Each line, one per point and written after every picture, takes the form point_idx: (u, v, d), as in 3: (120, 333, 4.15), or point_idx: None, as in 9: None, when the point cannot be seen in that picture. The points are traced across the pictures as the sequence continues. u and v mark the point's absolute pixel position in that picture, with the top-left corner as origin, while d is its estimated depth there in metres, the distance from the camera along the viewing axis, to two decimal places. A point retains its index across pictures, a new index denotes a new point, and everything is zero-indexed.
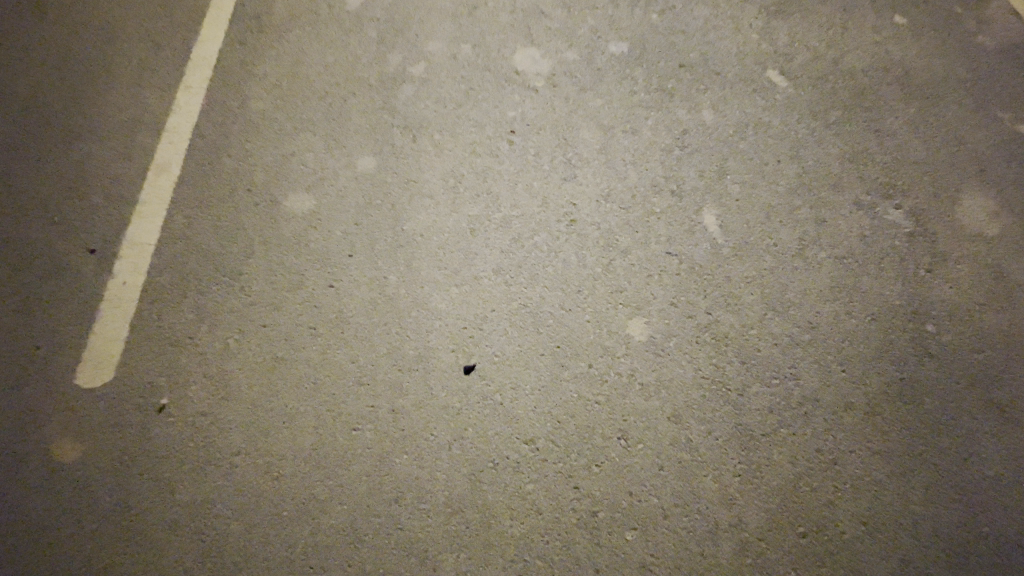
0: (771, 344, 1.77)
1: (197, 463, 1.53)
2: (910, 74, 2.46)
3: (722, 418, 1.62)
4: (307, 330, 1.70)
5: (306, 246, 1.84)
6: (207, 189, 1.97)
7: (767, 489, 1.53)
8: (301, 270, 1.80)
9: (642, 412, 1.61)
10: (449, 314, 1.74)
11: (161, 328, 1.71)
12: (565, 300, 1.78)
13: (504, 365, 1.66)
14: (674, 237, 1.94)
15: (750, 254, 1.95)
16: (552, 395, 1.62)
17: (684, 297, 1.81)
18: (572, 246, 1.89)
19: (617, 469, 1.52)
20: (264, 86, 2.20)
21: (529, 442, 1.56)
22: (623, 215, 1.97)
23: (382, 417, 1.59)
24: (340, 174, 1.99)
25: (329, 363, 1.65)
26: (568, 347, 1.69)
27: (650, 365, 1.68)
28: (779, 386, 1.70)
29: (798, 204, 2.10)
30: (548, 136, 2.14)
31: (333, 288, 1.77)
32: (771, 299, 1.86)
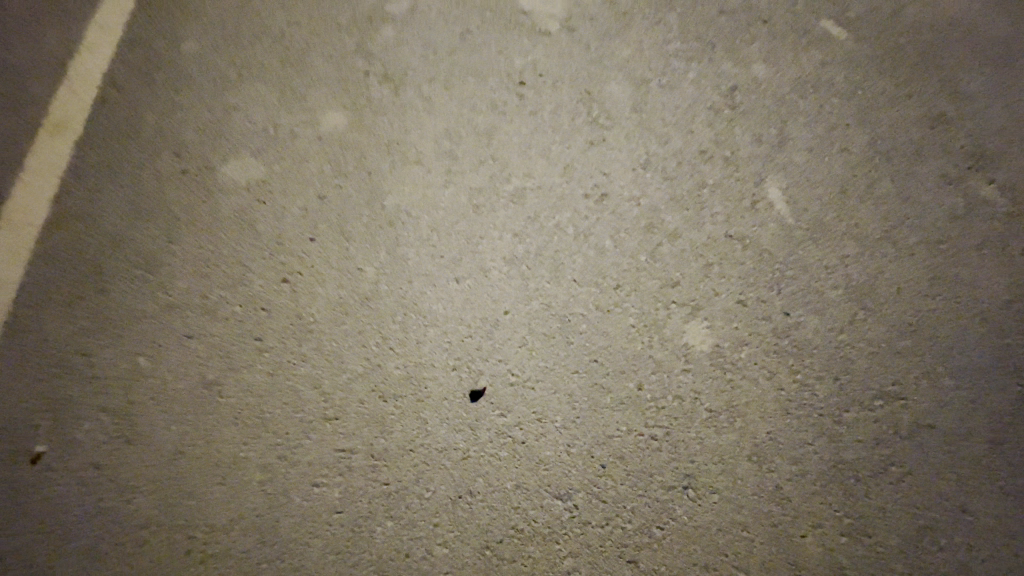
0: (866, 354, 1.37)
1: (98, 536, 1.08)
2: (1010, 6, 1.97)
3: (816, 455, 1.22)
4: (251, 343, 1.23)
5: (253, 228, 1.36)
6: (118, 153, 1.47)
7: (879, 552, 1.16)
8: (244, 260, 1.32)
9: (712, 450, 1.19)
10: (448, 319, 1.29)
11: (43, 343, 1.23)
12: (601, 299, 1.35)
13: (524, 388, 1.23)
14: (734, 216, 1.52)
15: (826, 237, 1.54)
16: (591, 430, 1.20)
17: (753, 293, 1.40)
18: (605, 228, 1.45)
19: (683, 533, 1.13)
20: (196, 19, 1.67)
21: (562, 497, 1.15)
22: (668, 189, 1.54)
23: (358, 465, 1.14)
24: (299, 135, 1.52)
25: (282, 390, 1.19)
26: (607, 364, 1.27)
27: (717, 386, 1.26)
28: (882, 409, 1.30)
29: (878, 176, 1.69)
30: (568, 88, 1.68)
31: (288, 285, 1.29)
32: (860, 295, 1.45)
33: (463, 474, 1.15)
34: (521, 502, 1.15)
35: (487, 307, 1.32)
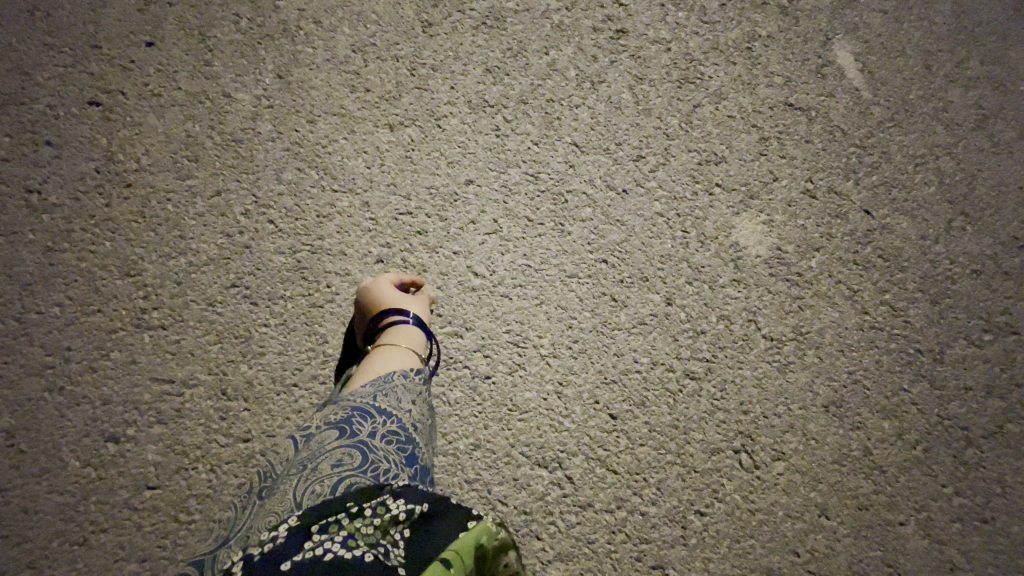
0: (971, 271, 0.98)
1: None
2: None
3: (916, 407, 0.83)
4: (17, 207, 0.70)
5: (41, 18, 0.81)
6: None
7: (1007, 546, 0.79)
8: (25, 68, 0.78)
9: (776, 398, 0.79)
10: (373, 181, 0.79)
11: None
12: (615, 172, 0.89)
13: (494, 297, 0.78)
14: (796, 78, 1.08)
15: (917, 119, 1.11)
16: (596, 363, 0.77)
17: (826, 183, 0.98)
18: (621, 74, 0.97)
19: (735, 523, 0.73)
20: None
21: (548, 466, 0.72)
22: (709, 32, 1.07)
23: (198, 412, 0.64)
24: None
25: (68, 278, 0.68)
26: (623, 265, 0.83)
27: (780, 305, 0.85)
28: (998, 348, 0.92)
29: (987, 41, 1.23)
30: None
31: (99, 110, 0.76)
32: (961, 195, 1.05)
33: None
34: (479, 473, 0.71)
35: (438, 169, 0.82)
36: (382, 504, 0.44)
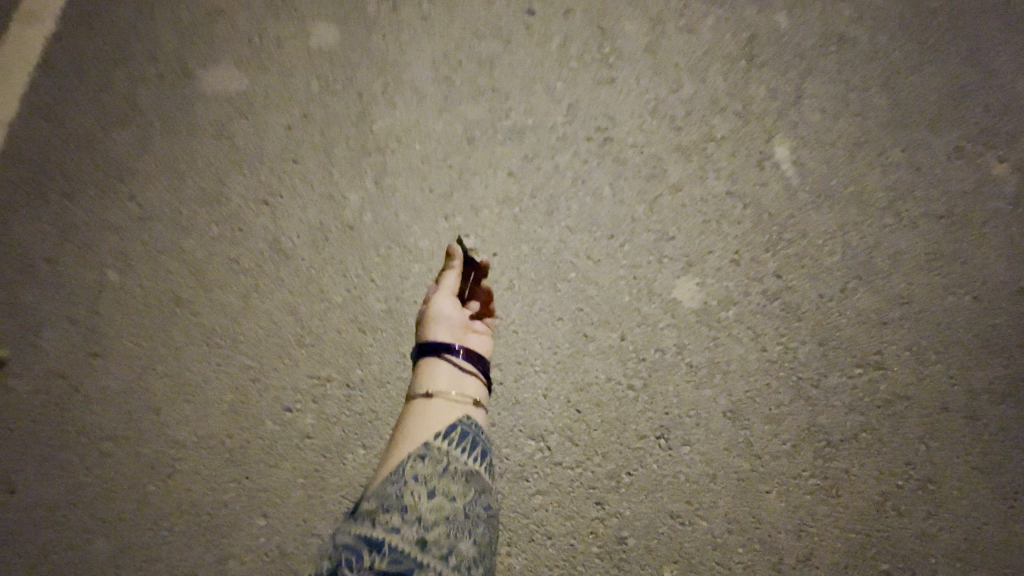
0: (853, 321, 1.36)
1: (53, 445, 1.04)
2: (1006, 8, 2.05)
3: (792, 416, 1.22)
4: (226, 265, 1.18)
5: (232, 142, 1.29)
6: (92, 54, 1.37)
7: (845, 512, 1.17)
8: (224, 175, 1.25)
9: (690, 404, 1.21)
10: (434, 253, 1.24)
11: (11, 248, 1.17)
12: (593, 247, 1.32)
13: (508, 331, 1.24)
14: (739, 173, 1.47)
15: (832, 203, 1.50)
16: (570, 376, 1.21)
17: (750, 254, 1.38)
18: (605, 173, 1.40)
19: (653, 481, 1.14)
20: None
21: (535, 438, 1.16)
22: (674, 137, 1.47)
23: (331, 394, 1.10)
24: (284, 45, 1.40)
25: (260, 312, 1.15)
26: (594, 313, 1.26)
27: (700, 341, 1.27)
28: (863, 378, 1.30)
29: (891, 144, 1.64)
30: (580, 22, 1.56)
31: (268, 204, 1.23)
32: (855, 264, 1.44)
33: None
34: (494, 441, 1.16)
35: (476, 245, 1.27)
36: None
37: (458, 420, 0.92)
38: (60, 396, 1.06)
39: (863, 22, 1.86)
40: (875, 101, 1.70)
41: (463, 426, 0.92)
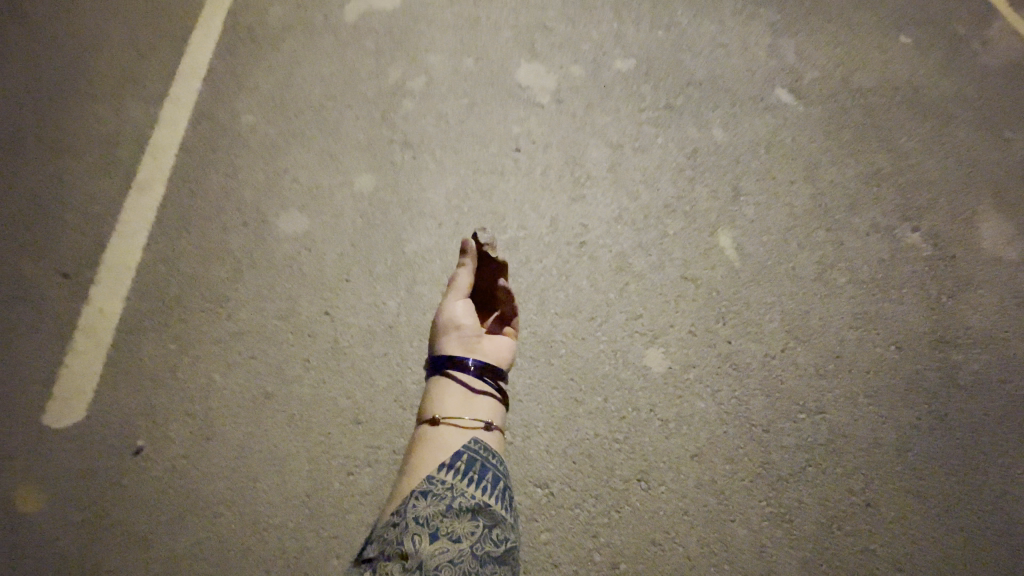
0: (795, 374, 1.69)
1: (179, 511, 1.37)
2: (915, 97, 2.45)
3: (747, 456, 1.56)
4: (300, 363, 1.56)
5: (301, 269, 1.72)
6: (194, 209, 1.84)
7: (797, 533, 1.47)
8: (296, 295, 1.67)
9: (662, 451, 1.56)
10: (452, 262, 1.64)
11: (139, 361, 1.54)
12: (578, 328, 1.72)
13: (517, 400, 1.61)
14: (690, 261, 1.87)
15: (769, 278, 1.87)
16: (567, 433, 1.57)
17: (703, 325, 1.77)
18: (583, 270, 1.82)
19: (638, 515, 1.48)
20: (257, 102, 2.08)
21: (543, 486, 1.50)
22: (636, 237, 1.90)
23: (383, 459, 1.45)
24: (336, 192, 1.88)
25: (325, 398, 1.51)
26: (581, 382, 1.65)
27: (667, 399, 1.64)
28: (806, 422, 1.61)
29: (817, 226, 2.02)
30: (556, 154, 2.04)
31: (329, 315, 1.64)
32: (794, 327, 1.79)
33: None
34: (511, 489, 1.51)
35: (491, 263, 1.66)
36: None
37: (462, 450, 1.23)
38: (182, 472, 1.41)
39: (790, 124, 2.27)
40: (803, 191, 2.10)
41: (467, 457, 1.21)
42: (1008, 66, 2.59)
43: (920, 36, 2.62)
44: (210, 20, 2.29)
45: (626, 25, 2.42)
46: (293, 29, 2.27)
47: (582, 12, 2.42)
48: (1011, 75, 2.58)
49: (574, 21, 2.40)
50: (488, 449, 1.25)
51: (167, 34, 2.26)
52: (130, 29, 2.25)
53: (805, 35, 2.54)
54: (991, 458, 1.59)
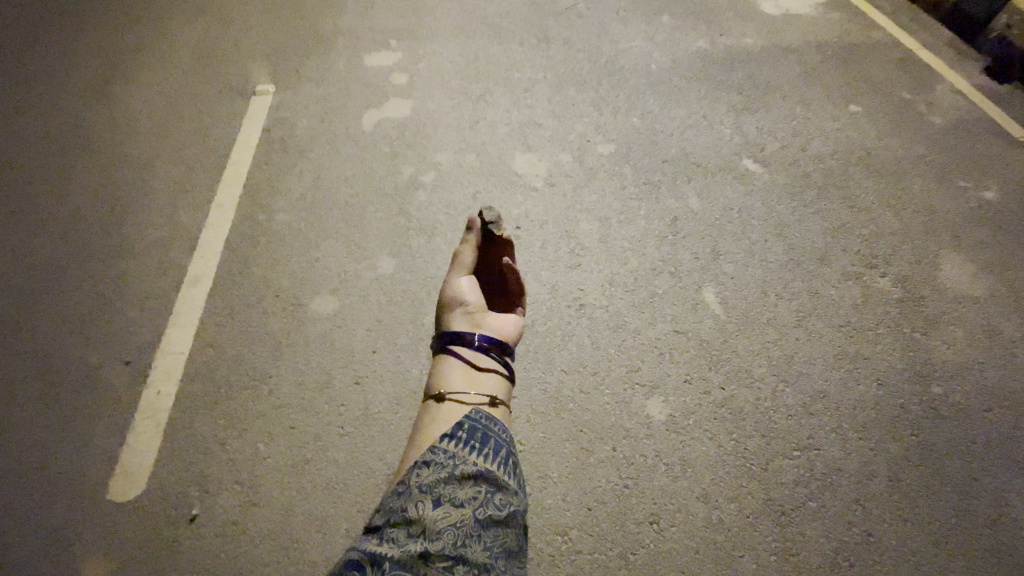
0: (786, 415, 1.87)
1: (231, 571, 1.55)
2: (871, 153, 2.71)
3: (750, 494, 1.72)
4: (337, 431, 1.78)
5: (335, 345, 1.96)
6: (238, 297, 2.09)
7: (801, 564, 1.61)
8: (330, 370, 1.90)
9: (670, 494, 1.71)
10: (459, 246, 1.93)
11: (193, 436, 1.76)
12: (583, 383, 1.91)
13: (532, 453, 1.78)
14: (680, 316, 2.08)
15: (753, 327, 2.07)
16: (581, 482, 1.73)
17: (698, 374, 1.94)
18: (584, 329, 2.03)
19: (653, 557, 1.62)
20: (290, 201, 2.40)
21: (562, 533, 1.65)
22: (628, 297, 2.12)
23: None
24: (362, 276, 2.15)
25: (360, 460, 1.73)
26: (591, 433, 1.81)
27: (670, 445, 1.80)
28: (801, 458, 1.78)
29: (792, 277, 2.22)
30: (552, 230, 2.32)
31: (360, 386, 1.87)
32: (780, 371, 1.96)
33: None
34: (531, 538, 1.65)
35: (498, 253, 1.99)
36: (416, 558, 1.14)
37: (463, 421, 1.45)
38: (234, 535, 1.60)
39: (758, 188, 2.53)
40: (778, 245, 2.33)
41: (467, 426, 1.44)
42: (952, 125, 2.88)
43: (868, 102, 2.96)
44: (247, 134, 2.67)
45: (604, 116, 2.79)
46: (320, 138, 2.65)
47: (566, 108, 2.82)
48: (957, 132, 2.85)
49: (559, 116, 2.78)
50: (490, 418, 1.50)
51: (210, 146, 2.62)
52: (179, 145, 2.62)
53: (764, 110, 2.87)
54: (979, 482, 1.75)
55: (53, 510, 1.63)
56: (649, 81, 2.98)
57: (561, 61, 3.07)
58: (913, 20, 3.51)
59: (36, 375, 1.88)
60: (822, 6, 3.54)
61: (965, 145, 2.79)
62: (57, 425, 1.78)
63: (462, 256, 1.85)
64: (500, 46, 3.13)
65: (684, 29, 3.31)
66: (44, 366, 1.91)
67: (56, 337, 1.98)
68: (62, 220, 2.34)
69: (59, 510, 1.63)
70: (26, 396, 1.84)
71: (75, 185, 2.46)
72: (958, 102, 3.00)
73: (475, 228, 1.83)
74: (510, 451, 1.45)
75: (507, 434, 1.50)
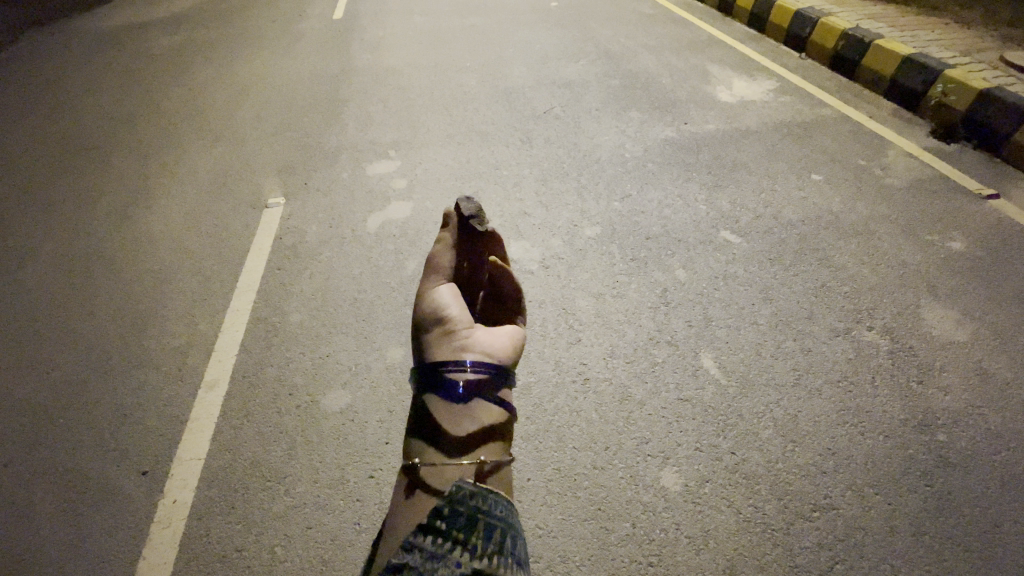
0: (799, 475, 1.88)
1: None
2: (838, 216, 2.94)
3: (776, 562, 1.69)
4: (353, 528, 1.79)
5: (349, 439, 2.01)
6: (253, 398, 2.17)
7: None
8: (345, 464, 1.94)
9: (695, 569, 1.68)
10: (437, 257, 1.92)
11: (209, 545, 1.78)
12: (596, 458, 1.94)
13: (552, 535, 1.77)
14: (681, 382, 2.16)
15: (753, 388, 2.14)
16: (604, 562, 1.70)
17: (707, 440, 1.98)
18: (590, 403, 2.09)
19: None
20: (301, 301, 2.55)
21: None
22: (630, 368, 2.21)
23: None
24: (373, 367, 2.24)
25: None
26: (609, 509, 1.81)
27: (689, 516, 1.79)
28: (821, 519, 1.78)
29: (783, 337, 2.33)
30: (550, 309, 2.46)
31: (375, 478, 1.90)
32: (786, 430, 2.00)
33: None
34: None
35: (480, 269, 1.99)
36: None
37: (443, 507, 1.41)
38: None
39: (738, 256, 2.71)
40: (766, 307, 2.45)
41: (447, 513, 1.40)
42: (909, 185, 3.14)
43: (827, 171, 3.24)
44: (261, 242, 2.88)
45: (588, 202, 3.05)
46: (328, 242, 2.87)
47: (552, 198, 3.08)
48: (915, 191, 3.10)
49: (547, 205, 3.03)
50: (478, 492, 1.47)
51: (226, 257, 2.81)
52: (198, 257, 2.82)
53: (734, 186, 3.14)
54: (1004, 529, 1.75)
55: None
56: (625, 169, 3.29)
57: (545, 157, 3.40)
58: (857, 98, 3.94)
59: (55, 492, 1.92)
60: (773, 92, 3.98)
61: (923, 202, 3.03)
62: (74, 543, 1.79)
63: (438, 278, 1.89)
64: (489, 149, 3.48)
65: (652, 122, 3.69)
66: (63, 483, 1.94)
67: (76, 452, 2.03)
68: (84, 335, 2.46)
69: None
70: (44, 516, 1.86)
71: (98, 301, 2.61)
72: (909, 165, 3.30)
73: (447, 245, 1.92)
74: (500, 535, 1.41)
75: (499, 508, 1.47)
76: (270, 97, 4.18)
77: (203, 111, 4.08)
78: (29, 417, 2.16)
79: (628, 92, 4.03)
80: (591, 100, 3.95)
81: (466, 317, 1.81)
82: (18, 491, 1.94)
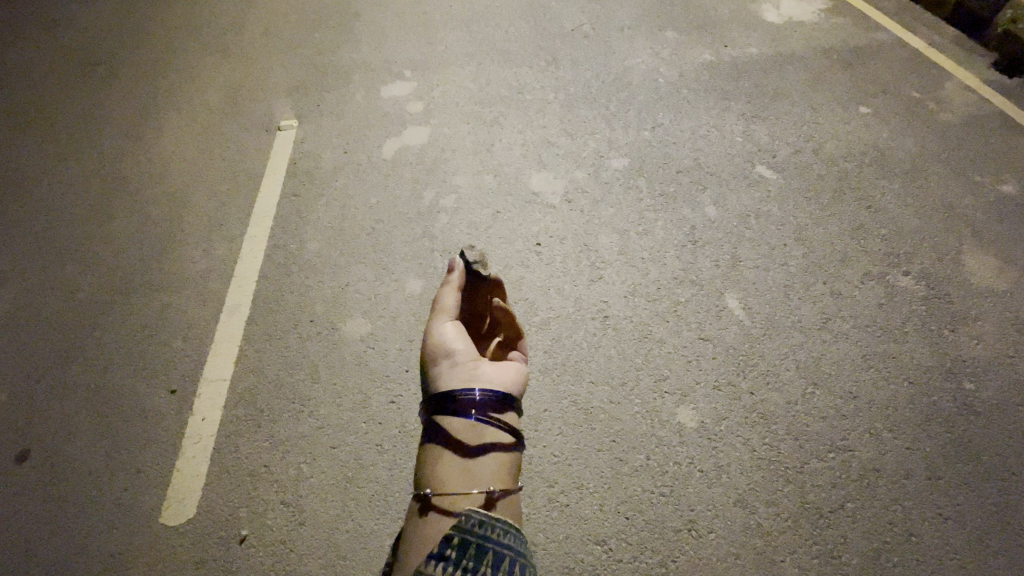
0: (818, 417, 1.87)
1: None
2: (885, 153, 2.73)
3: (786, 498, 1.73)
4: (375, 449, 1.85)
5: (369, 366, 2.03)
6: (274, 323, 2.18)
7: (844, 567, 1.63)
8: (365, 390, 1.98)
9: (706, 501, 1.73)
10: (442, 292, 1.84)
11: (239, 460, 1.86)
12: (613, 393, 1.94)
13: (566, 465, 1.81)
14: (703, 322, 2.12)
15: (778, 331, 2.09)
16: (617, 491, 1.76)
17: (726, 379, 1.96)
18: (610, 340, 2.07)
19: (693, 565, 1.64)
20: (318, 229, 2.50)
21: (601, 542, 1.68)
22: (652, 307, 2.16)
23: None
24: (391, 297, 2.23)
25: (399, 477, 1.80)
26: (624, 442, 1.84)
27: (702, 452, 1.82)
28: (836, 460, 1.79)
29: (814, 280, 2.24)
30: (572, 244, 2.38)
31: (395, 404, 1.94)
32: (809, 373, 1.97)
33: (533, 529, 1.71)
34: (571, 547, 1.68)
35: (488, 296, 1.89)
36: None
37: (452, 535, 1.29)
38: (280, 552, 1.70)
39: (773, 194, 2.56)
40: (798, 249, 2.34)
41: (457, 542, 1.28)
42: (966, 121, 2.89)
43: (878, 103, 2.98)
44: (275, 167, 2.79)
45: (616, 132, 2.87)
46: (343, 168, 2.76)
47: (578, 126, 2.90)
48: (972, 128, 2.85)
49: (573, 134, 2.86)
50: (488, 521, 1.33)
51: (240, 181, 2.74)
52: (211, 180, 2.75)
53: (774, 117, 2.91)
54: (1020, 477, 1.75)
55: (114, 534, 1.76)
56: (658, 96, 3.06)
57: (571, 81, 3.16)
58: (919, 20, 3.54)
59: (91, 407, 2.01)
60: (826, 12, 3.59)
61: (982, 140, 2.79)
62: (114, 455, 1.90)
63: (445, 306, 1.80)
64: (511, 71, 3.24)
65: (689, 43, 3.38)
66: (97, 399, 2.03)
67: (106, 370, 2.10)
68: (104, 257, 2.46)
69: (120, 533, 1.76)
70: (82, 429, 1.96)
71: (114, 223, 2.59)
72: (971, 98, 3.01)
73: (455, 268, 1.83)
74: (511, 565, 1.28)
75: (509, 536, 1.32)
76: (278, 10, 3.91)
77: (208, 25, 3.85)
78: (58, 336, 2.22)
79: (665, 9, 3.67)
80: (623, 17, 3.61)
81: (472, 349, 1.71)
82: (56, 404, 2.03)
